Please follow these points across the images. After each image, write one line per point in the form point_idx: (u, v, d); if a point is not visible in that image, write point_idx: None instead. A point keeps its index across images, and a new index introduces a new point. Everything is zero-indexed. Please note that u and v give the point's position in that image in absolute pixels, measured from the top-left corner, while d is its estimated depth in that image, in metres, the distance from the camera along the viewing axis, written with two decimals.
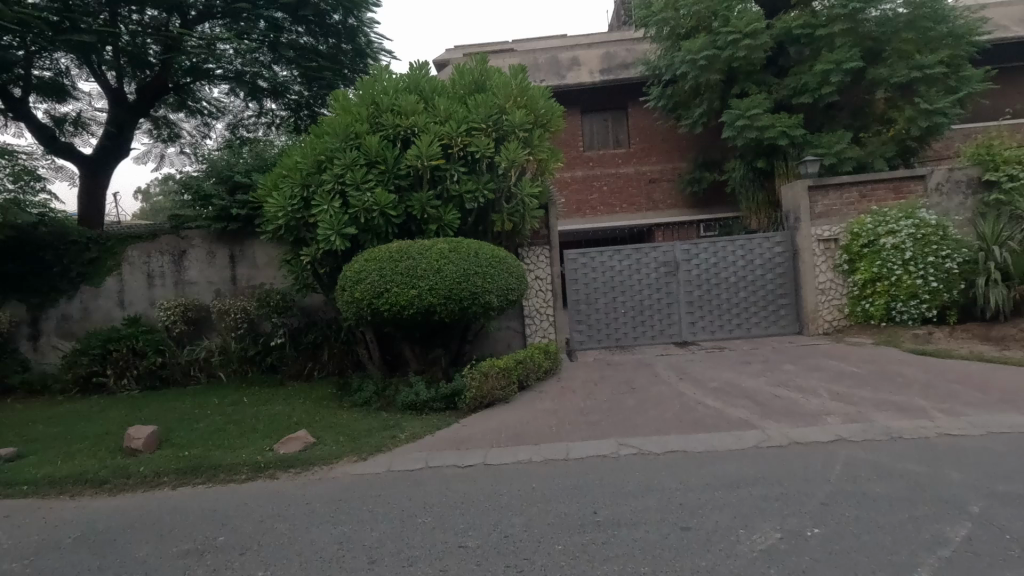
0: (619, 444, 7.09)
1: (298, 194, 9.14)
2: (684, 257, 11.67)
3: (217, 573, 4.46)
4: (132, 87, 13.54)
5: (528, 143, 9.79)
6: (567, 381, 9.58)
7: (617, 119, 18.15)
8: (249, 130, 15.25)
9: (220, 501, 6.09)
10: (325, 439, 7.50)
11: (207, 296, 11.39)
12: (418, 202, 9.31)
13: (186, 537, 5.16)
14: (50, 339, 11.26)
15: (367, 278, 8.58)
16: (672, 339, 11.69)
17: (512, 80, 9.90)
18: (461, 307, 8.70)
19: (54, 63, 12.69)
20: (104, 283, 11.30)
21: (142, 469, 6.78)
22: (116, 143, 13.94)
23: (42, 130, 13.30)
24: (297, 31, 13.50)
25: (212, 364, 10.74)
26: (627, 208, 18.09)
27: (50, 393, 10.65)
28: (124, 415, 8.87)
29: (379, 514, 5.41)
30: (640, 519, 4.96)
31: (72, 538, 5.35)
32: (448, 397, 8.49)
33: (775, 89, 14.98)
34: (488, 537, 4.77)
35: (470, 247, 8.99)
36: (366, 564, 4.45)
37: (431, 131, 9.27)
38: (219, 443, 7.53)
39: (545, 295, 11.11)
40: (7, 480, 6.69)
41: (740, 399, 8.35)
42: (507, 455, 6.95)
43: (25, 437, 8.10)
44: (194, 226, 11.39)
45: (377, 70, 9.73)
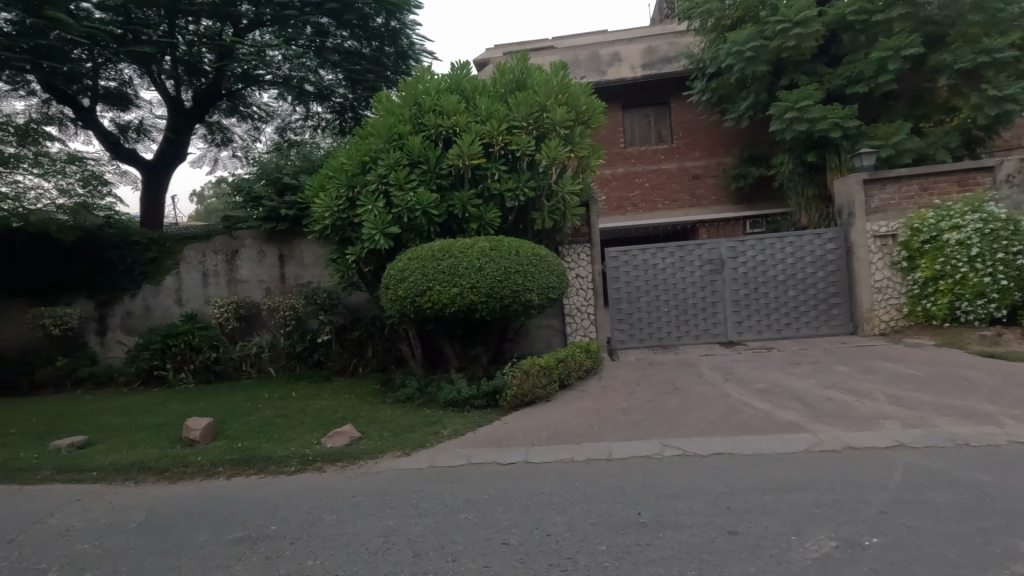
0: (662, 445, 6.97)
1: (344, 194, 9.36)
2: (730, 254, 11.36)
3: (270, 560, 4.62)
4: (189, 94, 14.15)
5: (570, 140, 9.76)
6: (608, 380, 9.47)
7: (660, 115, 17.81)
8: (296, 133, 15.65)
9: (271, 492, 6.30)
10: (370, 433, 7.67)
11: (257, 294, 11.81)
12: (459, 201, 9.39)
13: (241, 524, 5.37)
14: (114, 335, 11.90)
15: (410, 276, 8.70)
16: (717, 339, 11.40)
17: (553, 77, 9.88)
18: (502, 305, 8.74)
19: (119, 74, 13.33)
20: (163, 282, 11.88)
21: (199, 459, 7.11)
22: (176, 148, 14.75)
23: (107, 137, 14.09)
24: (342, 35, 13.87)
25: (262, 359, 11.13)
26: (669, 204, 17.74)
27: (116, 385, 11.30)
28: (182, 407, 9.31)
29: (422, 509, 5.49)
30: (686, 522, 4.86)
31: (137, 522, 5.66)
32: (490, 394, 8.58)
33: (827, 79, 14.41)
34: (530, 534, 4.79)
35: (511, 246, 9.00)
36: (410, 557, 4.52)
37: (472, 130, 9.34)
38: (269, 435, 7.81)
39: (586, 293, 11.04)
40: (78, 466, 7.13)
41: (790, 401, 8.06)
42: (548, 454, 6.91)
43: (94, 426, 8.60)
44: (246, 226, 11.84)
45: (419, 71, 9.85)
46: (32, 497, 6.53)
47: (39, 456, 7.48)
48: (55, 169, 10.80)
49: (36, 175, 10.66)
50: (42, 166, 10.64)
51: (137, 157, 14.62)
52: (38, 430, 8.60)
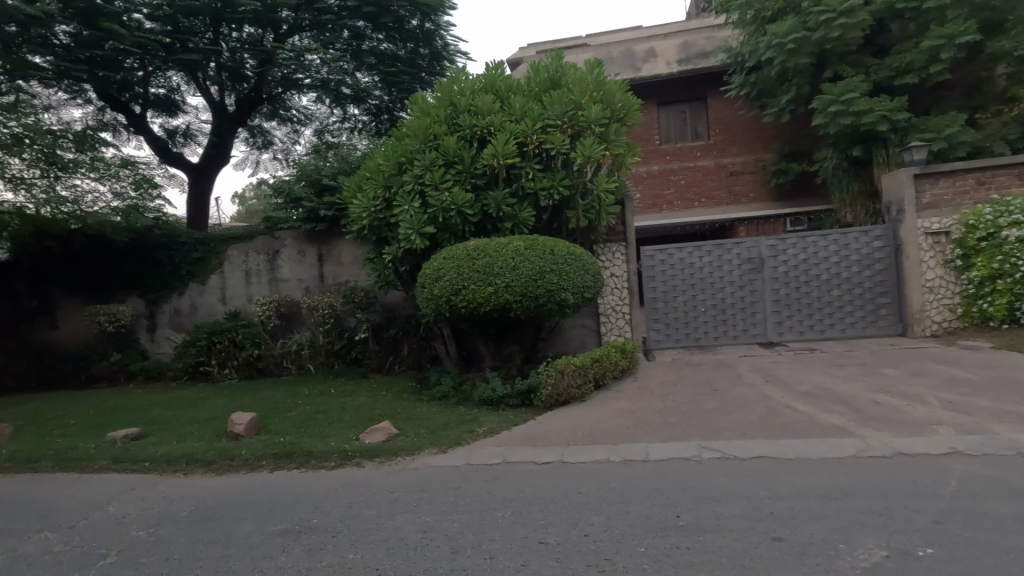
0: (700, 447, 6.85)
1: (381, 195, 9.50)
2: (770, 253, 11.06)
3: (313, 552, 4.74)
4: (231, 99, 14.62)
5: (605, 137, 9.70)
6: (644, 381, 9.36)
7: (696, 111, 17.46)
8: (334, 135, 15.98)
9: (311, 486, 6.46)
10: (407, 430, 7.79)
11: (297, 292, 12.12)
12: (494, 200, 9.44)
13: (286, 517, 5.54)
14: (163, 331, 12.39)
15: (446, 275, 8.77)
16: (757, 339, 11.12)
17: (588, 75, 9.86)
18: (537, 304, 8.74)
19: (168, 81, 13.68)
20: (209, 281, 12.32)
21: (243, 452, 7.34)
22: (219, 151, 15.25)
23: (157, 142, 14.75)
24: (378, 38, 14.11)
25: (302, 356, 11.42)
26: (706, 202, 17.39)
27: (165, 379, 11.77)
28: (227, 402, 9.63)
29: (459, 506, 5.53)
30: (727, 526, 4.76)
31: (187, 512, 5.88)
32: (525, 394, 8.59)
33: (874, 71, 13.88)
34: (567, 534, 4.77)
35: (546, 245, 9.00)
36: (448, 554, 4.57)
37: (507, 130, 9.37)
38: (310, 431, 8.00)
39: (621, 292, 10.93)
40: (133, 456, 7.47)
41: (835, 405, 7.80)
42: (584, 454, 6.88)
43: (145, 419, 8.99)
44: (286, 227, 12.17)
45: (455, 71, 9.90)
46: (90, 486, 6.86)
47: (96, 446, 7.87)
48: (110, 173, 11.53)
49: (92, 179, 11.29)
50: (99, 170, 11.34)
51: (184, 161, 15.20)
52: (95, 422, 9.05)
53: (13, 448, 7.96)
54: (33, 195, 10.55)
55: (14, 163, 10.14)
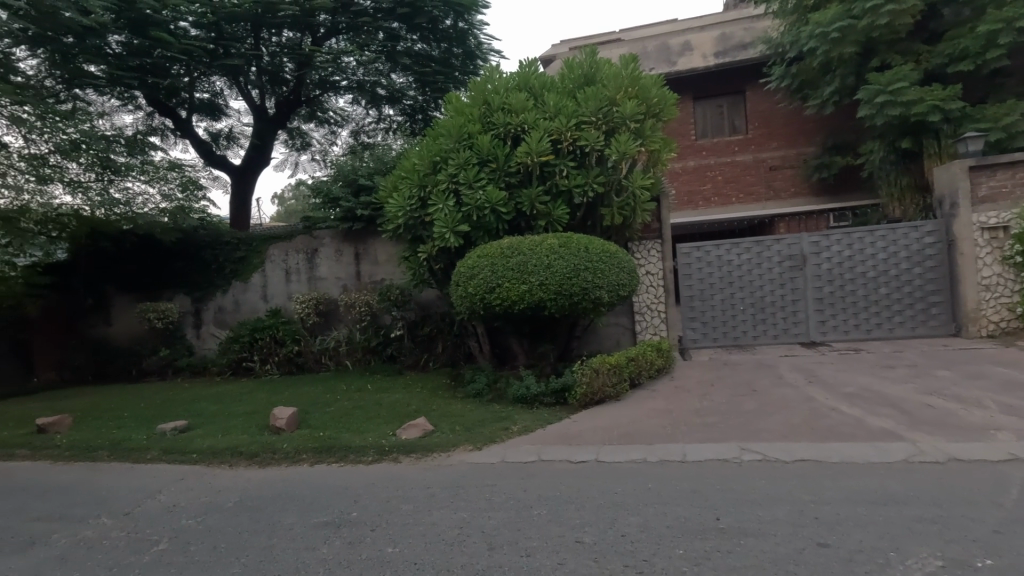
0: (740, 448, 6.68)
1: (416, 194, 9.59)
2: (813, 250, 10.70)
3: (354, 544, 4.84)
4: (272, 102, 15.03)
5: (640, 134, 9.60)
6: (680, 381, 9.20)
7: (734, 105, 17.03)
8: (369, 136, 16.25)
9: (350, 480, 6.59)
10: (442, 427, 7.87)
11: (334, 290, 12.37)
12: (527, 198, 9.43)
13: (326, 509, 5.67)
14: (208, 328, 12.84)
15: (480, 273, 8.80)
16: (798, 339, 10.79)
17: (622, 71, 9.78)
18: (571, 303, 8.70)
19: (212, 86, 14.11)
20: (251, 279, 12.70)
21: (285, 446, 7.54)
22: (260, 153, 15.70)
23: (202, 145, 15.25)
24: (412, 39, 14.28)
25: (340, 353, 11.68)
26: (744, 198, 16.97)
27: (209, 374, 12.19)
28: (268, 397, 9.91)
29: (494, 503, 5.55)
30: (769, 530, 4.64)
31: (233, 502, 6.08)
32: (559, 392, 8.58)
33: (925, 59, 13.29)
34: (604, 534, 4.74)
35: (580, 242, 8.95)
36: (485, 550, 4.59)
37: (541, 127, 9.34)
38: (348, 426, 8.17)
39: (656, 290, 10.77)
40: (182, 447, 7.77)
41: (882, 407, 7.52)
42: (619, 454, 6.81)
43: (192, 412, 9.34)
44: (324, 227, 12.44)
45: (488, 70, 9.90)
46: (142, 475, 7.17)
47: (147, 437, 8.22)
48: (158, 176, 11.86)
49: (143, 182, 11.72)
50: (148, 173, 11.73)
51: (228, 163, 15.71)
52: (146, 414, 9.45)
53: (73, 437, 8.40)
54: (89, 198, 11.15)
55: (72, 167, 10.79)
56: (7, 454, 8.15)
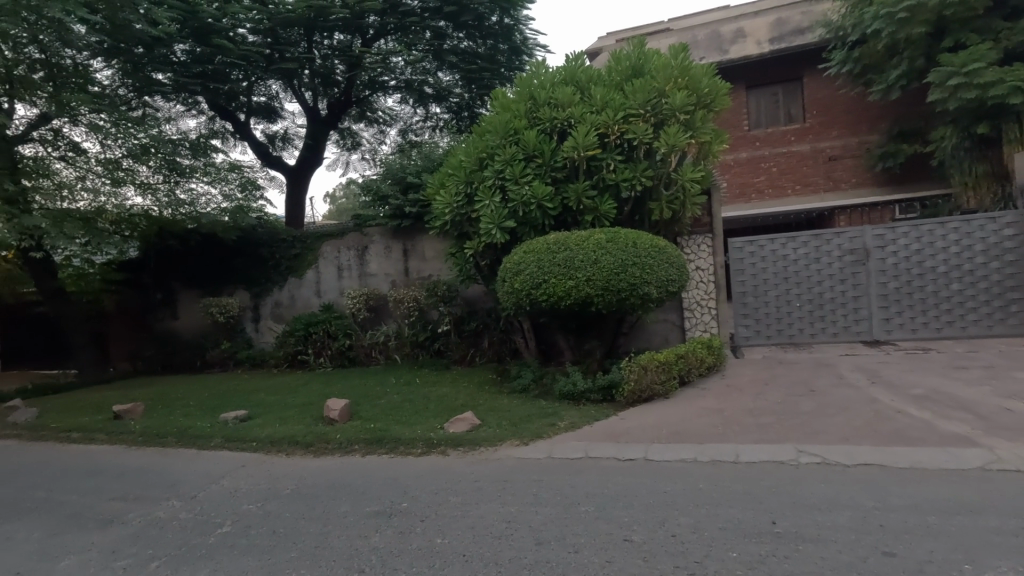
0: (797, 450, 6.43)
1: (463, 190, 9.66)
2: (877, 243, 10.15)
3: (405, 534, 4.95)
4: (324, 103, 15.46)
5: (690, 125, 9.38)
6: (733, 379, 8.92)
7: (790, 92, 16.31)
8: (417, 134, 16.49)
9: (400, 471, 6.74)
10: (489, 422, 7.94)
11: (384, 286, 12.67)
12: (574, 192, 9.34)
13: (377, 499, 5.82)
14: (266, 322, 13.41)
15: (526, 269, 8.77)
16: (860, 338, 10.25)
17: (672, 61, 9.57)
18: (619, 298, 8.59)
19: (269, 89, 14.62)
20: (305, 275, 13.17)
21: (338, 436, 7.80)
22: (314, 153, 16.21)
23: (259, 147, 15.92)
24: (458, 36, 14.43)
25: (389, 347, 11.96)
26: (800, 189, 16.26)
27: (267, 366, 12.72)
28: (321, 389, 10.26)
29: (542, 498, 5.57)
30: (829, 537, 4.44)
31: (289, 490, 6.33)
32: (606, 389, 8.49)
33: (1004, 36, 12.39)
34: (654, 533, 4.65)
35: (628, 237, 8.82)
36: (532, 545, 4.60)
37: (587, 121, 9.24)
38: (397, 418, 8.36)
39: (707, 286, 10.47)
40: (243, 435, 8.16)
41: (955, 410, 7.07)
42: (668, 453, 6.67)
43: (252, 402, 9.78)
44: (374, 224, 12.73)
45: (534, 65, 9.86)
46: (208, 461, 7.59)
47: (212, 425, 8.68)
48: (220, 176, 12.44)
49: (206, 182, 12.31)
50: (210, 174, 12.31)
51: (283, 164, 16.31)
52: (209, 404, 9.96)
53: (145, 424, 8.97)
54: (158, 199, 11.75)
55: (142, 170, 11.44)
56: (88, 437, 8.78)
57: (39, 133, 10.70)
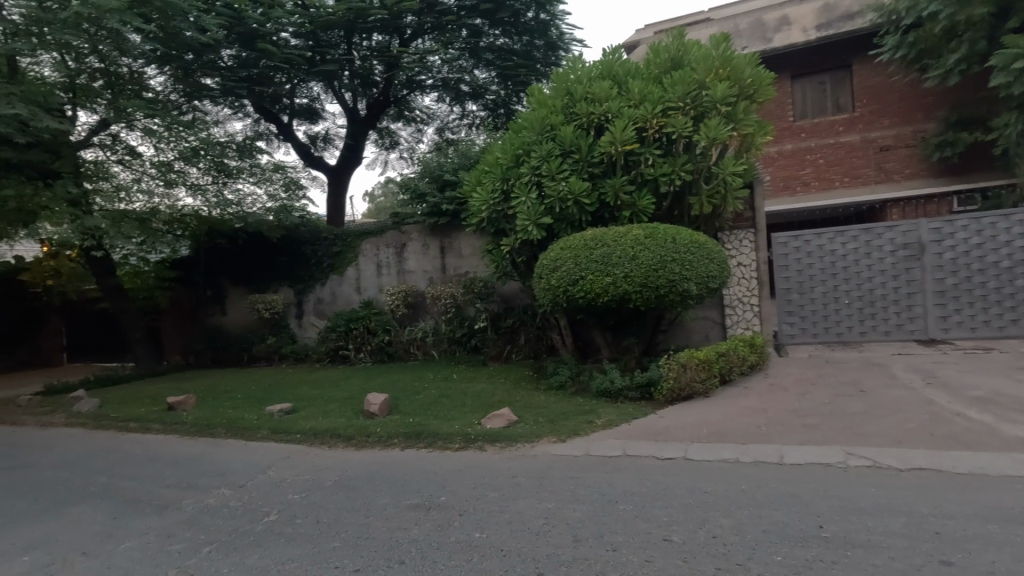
0: (845, 453, 6.20)
1: (499, 187, 9.67)
2: (933, 237, 9.66)
3: (444, 527, 5.02)
4: (363, 104, 15.74)
5: (732, 117, 9.15)
6: (776, 378, 8.66)
7: (838, 81, 15.68)
8: (453, 132, 16.63)
9: (438, 465, 6.83)
10: (526, 418, 7.96)
11: (421, 283, 12.85)
12: (611, 187, 9.22)
13: (417, 492, 5.92)
14: (309, 318, 13.80)
15: (563, 265, 8.71)
16: (914, 336, 9.78)
17: (712, 51, 9.35)
18: (657, 295, 8.46)
19: (310, 91, 15.00)
20: (346, 272, 13.49)
21: (378, 430, 7.97)
22: (353, 153, 16.54)
23: (302, 148, 16.35)
24: (495, 34, 14.51)
25: (427, 343, 12.13)
26: (848, 181, 15.62)
27: (309, 361, 13.09)
28: (362, 383, 10.50)
29: (580, 496, 5.54)
30: (880, 543, 4.26)
31: (332, 481, 6.53)
32: (644, 387, 8.38)
33: None
34: (694, 534, 4.57)
35: (667, 233, 8.67)
36: (570, 541, 4.59)
37: (625, 115, 9.11)
38: (435, 413, 8.48)
39: (749, 283, 10.19)
40: (288, 427, 8.43)
41: (1018, 413, 6.69)
42: (709, 453, 6.54)
43: (296, 396, 10.10)
44: (411, 222, 12.90)
45: (571, 60, 9.79)
46: (255, 451, 7.88)
47: (259, 417, 9.00)
48: (265, 177, 12.85)
49: (252, 183, 12.73)
50: (256, 175, 12.73)
51: (325, 164, 16.71)
52: (256, 396, 10.33)
53: (196, 415, 9.38)
54: (207, 199, 12.19)
55: (193, 172, 11.96)
56: (146, 426, 9.24)
57: (99, 138, 11.29)
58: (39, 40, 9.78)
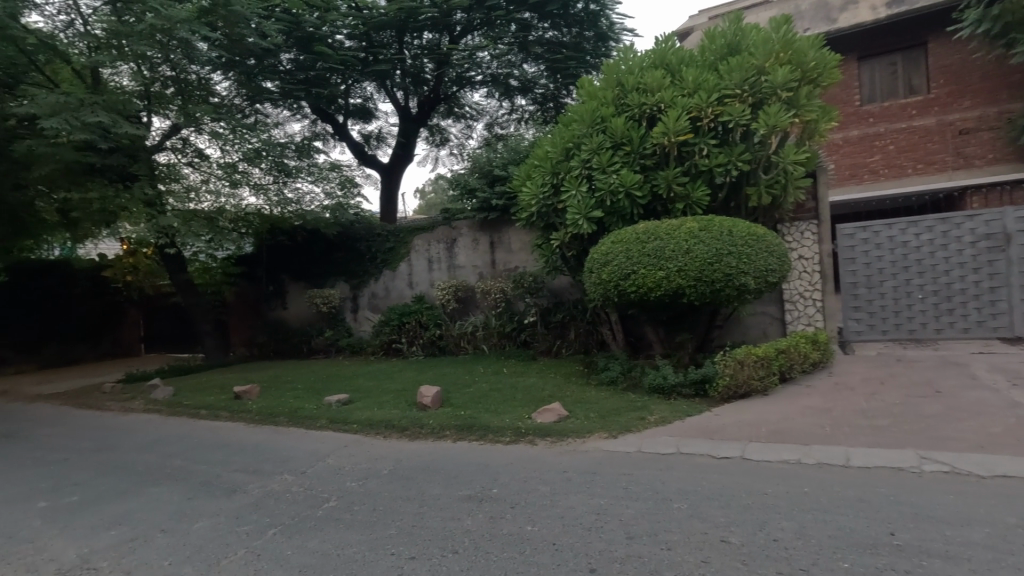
0: (919, 457, 5.84)
1: (549, 181, 9.60)
2: (1020, 227, 8.92)
3: (496, 519, 5.07)
4: (414, 101, 16.01)
5: (793, 103, 8.76)
6: (842, 377, 8.24)
7: (911, 61, 14.68)
8: (502, 127, 16.69)
9: (488, 458, 6.93)
10: (577, 413, 7.92)
11: (471, 278, 12.98)
12: (664, 179, 9.01)
13: (470, 484, 6.00)
14: (364, 312, 14.24)
15: (614, 259, 8.58)
16: (997, 334, 9.08)
17: (772, 35, 8.96)
18: (713, 289, 8.22)
19: (364, 91, 15.37)
20: (399, 268, 13.81)
21: (430, 422, 8.13)
22: (405, 150, 16.86)
23: (356, 147, 16.81)
24: (544, 27, 14.44)
25: (477, 337, 12.26)
26: (923, 168, 14.63)
27: (365, 354, 13.52)
28: (415, 376, 10.74)
29: (632, 492, 5.47)
30: (961, 555, 3.97)
31: (387, 469, 6.73)
32: (698, 383, 8.16)
33: None
34: (753, 536, 4.42)
35: (723, 225, 8.41)
36: (623, 538, 4.54)
37: (678, 105, 8.86)
38: (485, 406, 8.58)
39: (811, 276, 9.74)
40: (344, 417, 8.74)
41: None
42: (768, 452, 6.32)
43: (352, 387, 10.46)
44: (462, 217, 13.04)
45: (622, 50, 9.60)
46: (316, 439, 8.22)
47: (318, 407, 9.37)
48: (322, 175, 13.30)
49: (310, 181, 13.21)
50: (314, 174, 13.20)
51: (378, 161, 17.12)
52: (315, 387, 10.75)
53: (260, 404, 9.86)
54: (269, 198, 12.72)
55: (255, 172, 12.50)
56: (215, 414, 9.80)
57: (171, 142, 11.98)
58: (118, 52, 10.47)
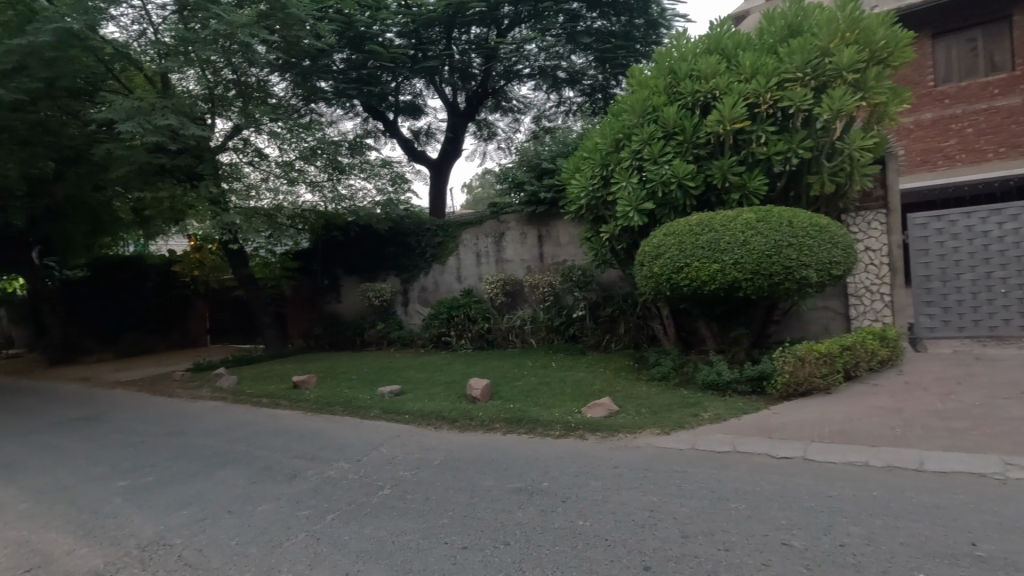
0: (1003, 462, 5.43)
1: (598, 173, 9.45)
2: None
3: (547, 512, 5.07)
4: (462, 97, 16.12)
5: (860, 85, 8.28)
6: (913, 375, 7.75)
7: (993, 36, 13.59)
8: (550, 120, 16.57)
9: (538, 451, 6.94)
10: (628, 409, 7.78)
11: (519, 272, 12.98)
12: (719, 169, 8.70)
13: (519, 477, 6.02)
14: (414, 306, 14.50)
15: (667, 252, 8.35)
16: None
17: (837, 13, 8.48)
18: (771, 282, 7.89)
19: (414, 88, 15.57)
20: (448, 262, 13.98)
21: (480, 414, 8.20)
22: (454, 145, 17.01)
23: (406, 143, 17.08)
24: (592, 17, 14.23)
25: (525, 331, 12.25)
26: (1006, 152, 13.53)
27: (415, 346, 13.78)
28: (464, 369, 10.86)
29: (686, 491, 5.34)
30: None
31: (438, 460, 6.83)
32: (755, 380, 7.87)
33: None
34: (818, 541, 4.22)
35: (783, 216, 8.06)
36: (679, 537, 4.44)
37: (735, 92, 8.53)
38: (535, 400, 8.57)
39: (879, 269, 9.20)
40: (396, 408, 8.95)
41: None
42: (831, 454, 6.03)
43: (403, 379, 10.68)
44: (510, 211, 13.04)
45: (674, 37, 9.32)
46: (371, 428, 8.45)
47: (371, 398, 9.62)
48: (374, 172, 13.52)
49: (363, 178, 13.45)
50: (366, 170, 13.43)
51: (427, 157, 17.37)
52: (368, 378, 11.04)
53: (317, 394, 10.23)
54: (324, 195, 13.00)
55: (311, 170, 12.86)
56: (275, 402, 10.22)
57: (233, 142, 12.47)
58: (186, 58, 11.09)
